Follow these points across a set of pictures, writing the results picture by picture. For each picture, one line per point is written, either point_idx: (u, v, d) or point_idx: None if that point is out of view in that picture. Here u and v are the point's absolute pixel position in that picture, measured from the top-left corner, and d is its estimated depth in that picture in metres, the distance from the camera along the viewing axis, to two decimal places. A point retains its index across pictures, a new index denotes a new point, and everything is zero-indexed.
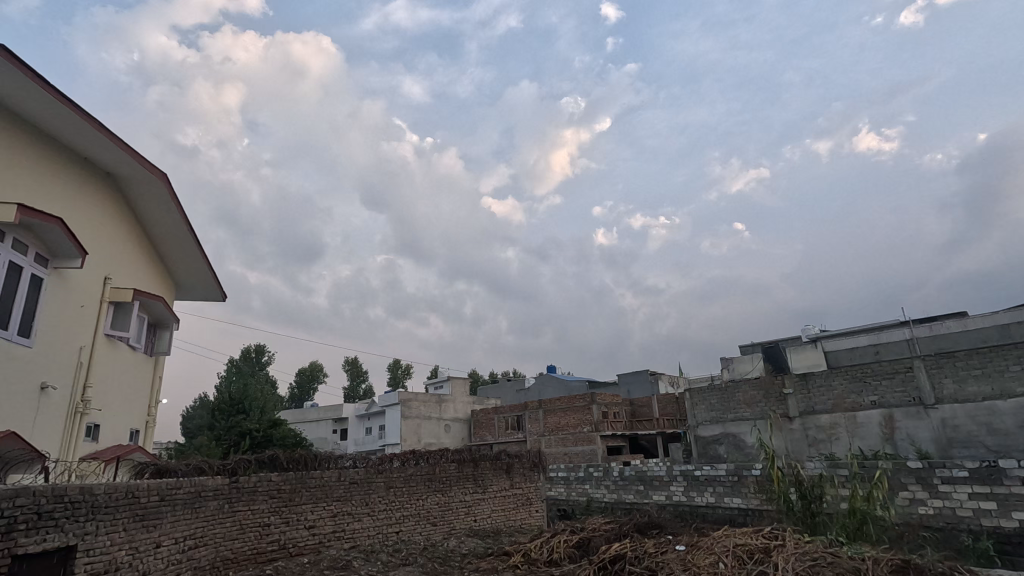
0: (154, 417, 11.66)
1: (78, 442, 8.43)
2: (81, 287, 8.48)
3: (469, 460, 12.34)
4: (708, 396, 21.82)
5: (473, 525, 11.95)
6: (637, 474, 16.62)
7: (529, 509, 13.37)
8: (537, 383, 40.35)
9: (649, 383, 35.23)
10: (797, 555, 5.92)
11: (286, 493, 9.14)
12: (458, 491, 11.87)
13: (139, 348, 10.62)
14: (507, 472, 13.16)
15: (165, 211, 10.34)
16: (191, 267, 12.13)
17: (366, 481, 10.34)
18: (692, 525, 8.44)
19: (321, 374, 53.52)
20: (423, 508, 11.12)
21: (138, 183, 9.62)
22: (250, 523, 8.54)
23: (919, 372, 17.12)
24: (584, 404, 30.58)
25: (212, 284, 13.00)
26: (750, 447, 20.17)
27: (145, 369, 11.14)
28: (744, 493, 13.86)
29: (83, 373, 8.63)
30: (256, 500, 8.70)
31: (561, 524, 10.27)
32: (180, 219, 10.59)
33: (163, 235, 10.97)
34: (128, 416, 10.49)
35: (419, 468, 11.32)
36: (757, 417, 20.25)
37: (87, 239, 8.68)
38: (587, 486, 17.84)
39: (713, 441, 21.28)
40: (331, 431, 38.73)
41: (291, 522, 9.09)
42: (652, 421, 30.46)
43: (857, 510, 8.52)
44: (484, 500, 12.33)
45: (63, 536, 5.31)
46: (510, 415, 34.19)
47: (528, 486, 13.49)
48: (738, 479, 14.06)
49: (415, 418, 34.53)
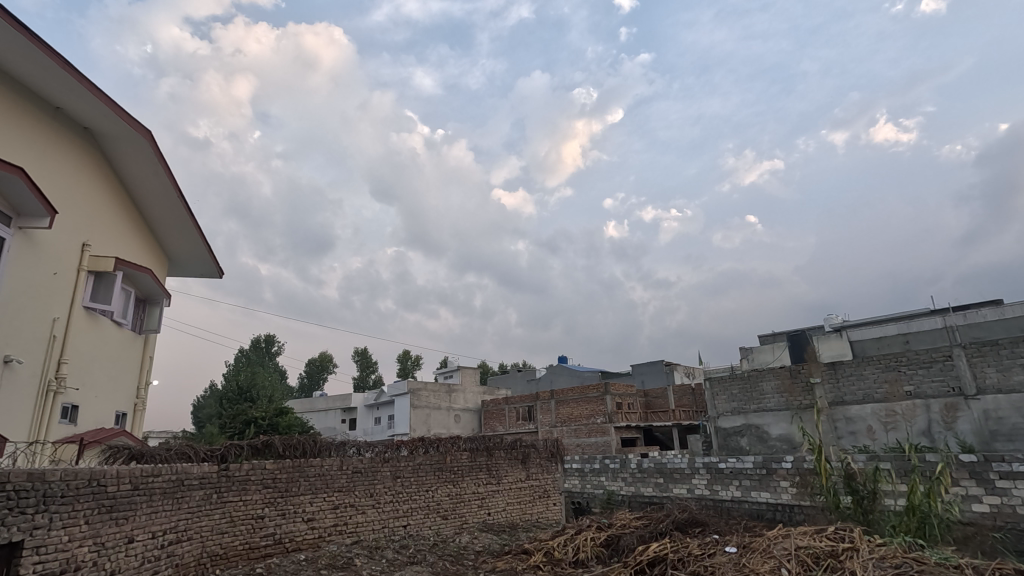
0: (144, 399, 10.86)
1: (52, 425, 7.64)
2: (52, 252, 7.65)
3: (483, 449, 11.48)
4: (729, 385, 20.90)
5: (487, 519, 11.08)
6: (656, 466, 15.77)
7: (546, 503, 12.47)
8: (548, 373, 39.52)
9: (664, 374, 34.32)
10: (875, 562, 5.07)
11: (282, 483, 8.31)
12: (470, 482, 11.01)
13: (126, 324, 9.81)
14: (524, 462, 12.28)
15: (152, 173, 9.53)
16: (184, 238, 11.32)
17: (371, 470, 9.49)
18: (734, 523, 7.52)
19: (331, 364, 52.88)
20: (433, 500, 10.26)
21: (119, 141, 8.83)
22: (242, 516, 7.72)
23: (960, 361, 16.11)
24: (597, 395, 29.70)
25: (207, 260, 12.20)
26: (774, 440, 19.25)
27: (133, 347, 10.32)
28: (775, 487, 12.98)
29: (58, 347, 7.82)
30: (248, 490, 7.88)
31: (584, 520, 9.39)
32: (169, 183, 9.79)
33: (150, 201, 10.17)
34: (114, 399, 9.69)
35: (429, 456, 10.46)
36: (781, 408, 19.31)
37: (62, 200, 7.90)
38: (603, 478, 16.97)
39: (734, 433, 20.37)
40: (339, 421, 38.19)
41: (288, 514, 8.27)
42: (668, 413, 29.55)
43: (917, 509, 7.61)
44: (498, 492, 11.46)
45: (5, 532, 4.47)
46: (522, 406, 33.36)
47: (545, 478, 12.59)
48: (767, 472, 13.21)
49: (424, 408, 33.76)
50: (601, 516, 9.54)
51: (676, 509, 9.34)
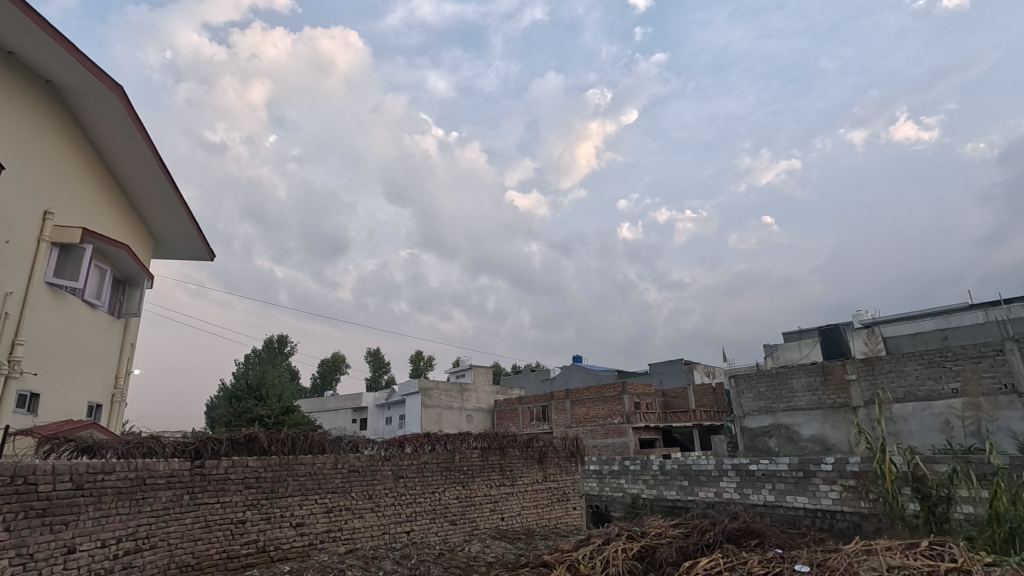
0: (123, 390, 9.89)
1: (4, 413, 6.70)
2: (4, 217, 6.71)
3: (495, 447, 10.43)
4: (756, 383, 19.73)
5: (500, 525, 10.01)
6: (680, 468, 14.75)
7: (565, 507, 11.37)
8: (563, 373, 38.42)
9: (683, 373, 33.13)
10: None
11: (267, 483, 7.30)
12: (481, 483, 9.96)
13: (101, 306, 8.88)
14: (541, 461, 11.22)
15: (127, 138, 8.57)
16: (167, 212, 10.37)
17: (370, 469, 8.45)
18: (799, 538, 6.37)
19: (344, 364, 52.05)
20: (440, 503, 9.22)
21: (87, 98, 7.88)
22: (218, 521, 6.73)
23: (1013, 356, 14.89)
24: (614, 394, 28.55)
25: (195, 239, 11.28)
26: (806, 441, 18.09)
27: (110, 333, 9.37)
28: (814, 491, 12.03)
29: (12, 325, 6.86)
30: (227, 490, 6.89)
31: (611, 527, 8.29)
32: (147, 149, 8.83)
33: (127, 169, 9.22)
34: (85, 388, 8.72)
35: (435, 454, 9.42)
36: (813, 406, 18.12)
37: (17, 160, 6.97)
38: (623, 481, 15.98)
39: (761, 434, 19.20)
40: (350, 421, 37.22)
41: (274, 518, 7.26)
42: (688, 413, 28.38)
43: (1005, 518, 6.44)
44: (512, 496, 10.40)
45: None
46: (535, 406, 32.30)
47: (564, 480, 11.49)
48: (805, 475, 12.31)
49: (436, 408, 32.76)
50: (630, 523, 8.46)
51: (717, 518, 8.27)
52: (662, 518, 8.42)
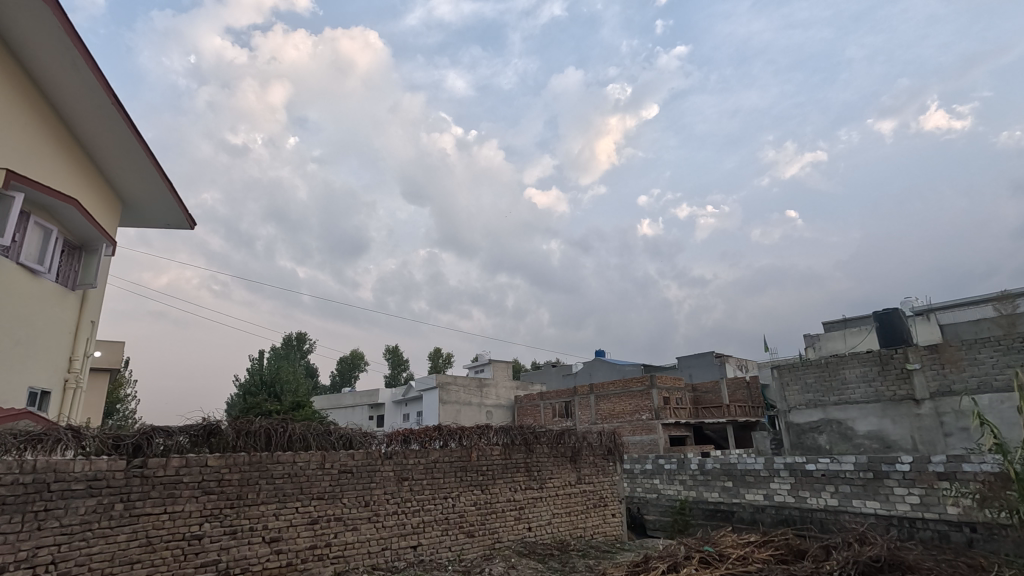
0: (81, 376, 8.36)
1: None
2: None
3: (521, 443, 8.79)
4: (803, 373, 17.96)
5: (527, 536, 8.38)
6: (723, 467, 13.13)
7: (603, 514, 9.70)
8: (587, 367, 36.77)
9: (715, 367, 31.31)
10: None
11: (232, 488, 5.73)
12: (503, 487, 8.33)
13: (43, 272, 7.39)
14: (574, 460, 9.58)
15: (68, 66, 7.17)
16: (128, 161, 8.99)
17: (367, 470, 6.85)
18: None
19: (363, 361, 50.73)
20: (454, 511, 7.62)
21: (12, 12, 6.43)
22: (164, 538, 5.20)
23: None
24: (642, 388, 26.79)
25: (164, 196, 9.89)
26: (862, 437, 16.29)
27: (59, 308, 7.87)
28: (888, 495, 10.37)
29: None
30: (177, 498, 5.35)
31: (674, 545, 6.66)
32: (94, 78, 7.40)
33: (74, 107, 7.86)
34: (26, 373, 7.20)
35: (447, 452, 7.81)
36: (869, 399, 16.31)
37: None
38: (657, 481, 14.50)
39: (810, 430, 17.40)
40: (367, 418, 35.70)
41: (241, 533, 5.68)
42: (722, 409, 26.56)
43: None
44: (540, 500, 8.77)
45: None
46: (558, 402, 30.66)
47: (600, 483, 9.82)
48: (875, 476, 10.61)
49: (454, 403, 31.22)
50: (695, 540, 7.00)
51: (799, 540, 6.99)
52: (734, 540, 6.81)
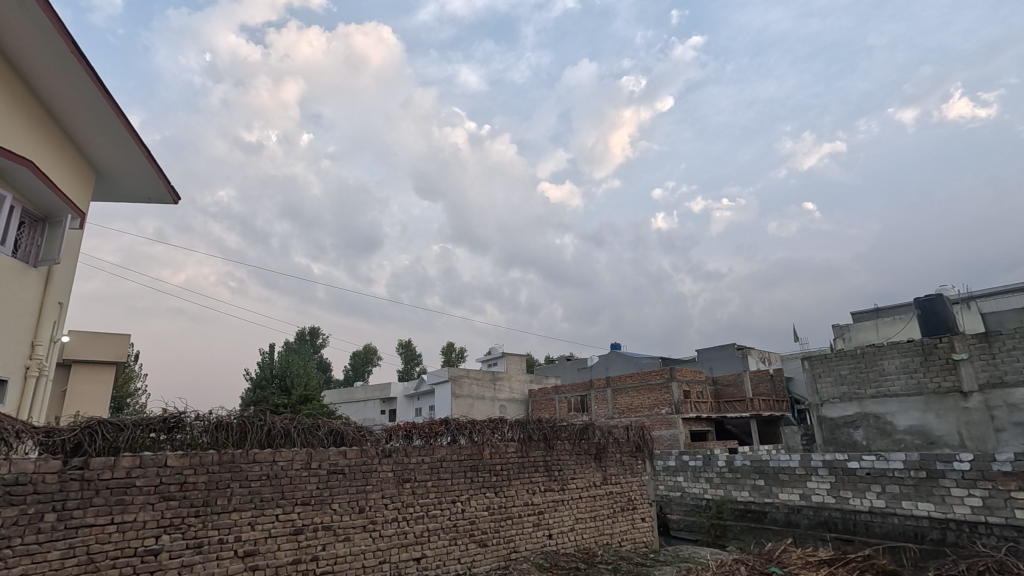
0: (46, 365, 7.46)
1: None
2: None
3: (539, 439, 7.80)
4: (835, 365, 16.84)
5: (547, 545, 7.41)
6: (754, 464, 12.11)
7: (631, 518, 8.71)
8: (603, 360, 35.78)
9: (737, 360, 30.19)
10: None
11: (198, 494, 4.79)
12: (520, 489, 7.36)
13: None
14: (599, 458, 8.60)
15: (16, 8, 6.09)
16: (96, 121, 7.97)
17: (362, 471, 5.90)
18: None
19: (376, 356, 50.05)
20: (463, 518, 6.65)
21: None
22: (110, 555, 4.27)
23: None
24: (661, 381, 25.69)
25: (140, 161, 8.90)
26: (902, 433, 15.17)
27: (18, 288, 6.97)
28: (943, 497, 9.30)
29: None
30: (128, 506, 4.42)
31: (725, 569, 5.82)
32: (48, 21, 6.29)
33: (28, 56, 6.78)
34: None
35: (456, 450, 6.85)
36: (910, 392, 15.20)
37: None
38: (681, 478, 13.54)
39: (844, 424, 16.32)
40: (379, 412, 34.85)
41: (208, 547, 4.75)
42: (745, 403, 25.43)
43: None
44: (562, 503, 7.80)
45: None
46: (574, 395, 29.69)
47: (628, 483, 8.83)
48: (929, 476, 9.53)
49: (467, 397, 30.34)
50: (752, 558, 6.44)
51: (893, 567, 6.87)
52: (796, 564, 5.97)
